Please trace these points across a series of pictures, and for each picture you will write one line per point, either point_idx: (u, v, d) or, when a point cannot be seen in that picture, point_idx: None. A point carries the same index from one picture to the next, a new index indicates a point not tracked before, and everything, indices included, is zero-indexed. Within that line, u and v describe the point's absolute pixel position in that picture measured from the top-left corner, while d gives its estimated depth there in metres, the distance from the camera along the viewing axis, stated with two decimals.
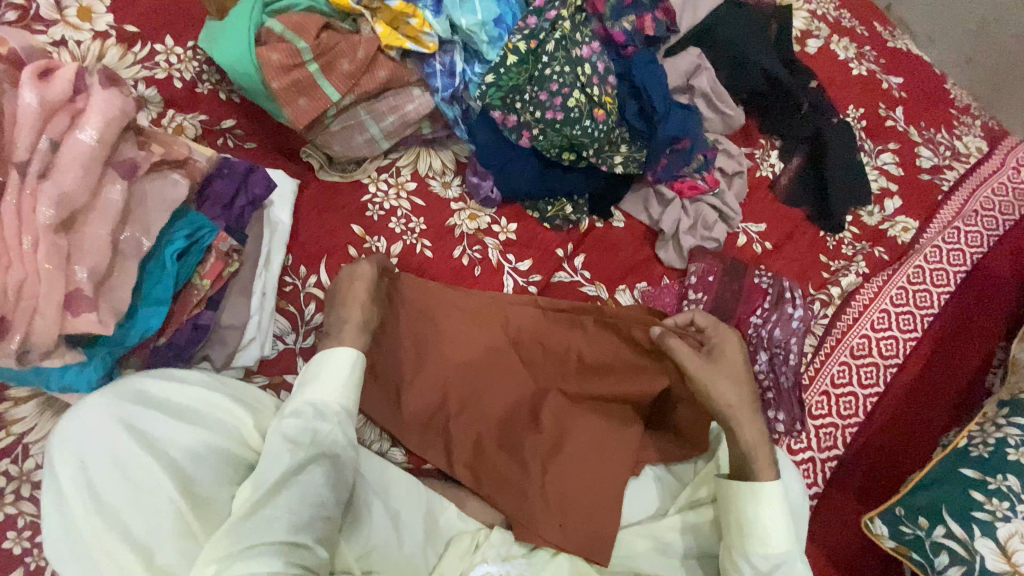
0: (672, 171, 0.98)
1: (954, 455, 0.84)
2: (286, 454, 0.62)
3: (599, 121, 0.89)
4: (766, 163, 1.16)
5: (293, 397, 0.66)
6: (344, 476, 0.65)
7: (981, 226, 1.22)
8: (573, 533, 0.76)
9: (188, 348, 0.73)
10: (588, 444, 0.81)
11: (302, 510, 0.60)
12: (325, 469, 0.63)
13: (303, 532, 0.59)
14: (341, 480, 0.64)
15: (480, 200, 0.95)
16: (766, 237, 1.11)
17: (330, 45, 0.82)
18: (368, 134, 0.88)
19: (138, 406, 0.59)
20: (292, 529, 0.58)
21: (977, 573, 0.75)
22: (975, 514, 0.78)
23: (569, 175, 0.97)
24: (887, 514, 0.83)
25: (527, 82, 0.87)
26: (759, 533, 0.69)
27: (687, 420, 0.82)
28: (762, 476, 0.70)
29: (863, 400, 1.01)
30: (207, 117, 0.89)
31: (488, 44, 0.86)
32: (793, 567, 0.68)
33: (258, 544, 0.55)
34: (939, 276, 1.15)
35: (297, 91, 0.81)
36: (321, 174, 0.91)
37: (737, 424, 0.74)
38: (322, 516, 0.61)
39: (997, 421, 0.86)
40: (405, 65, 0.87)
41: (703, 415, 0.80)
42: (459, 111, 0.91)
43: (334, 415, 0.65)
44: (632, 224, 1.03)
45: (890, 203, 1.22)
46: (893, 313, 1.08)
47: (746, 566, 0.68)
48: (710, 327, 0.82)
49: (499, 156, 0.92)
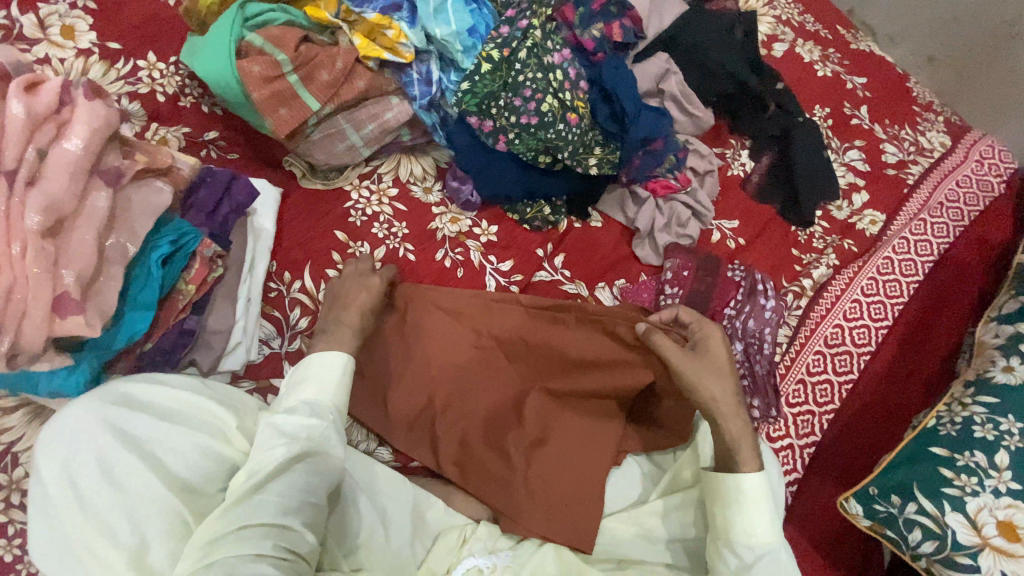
0: (645, 171, 1.02)
1: (924, 435, 0.87)
2: (281, 446, 0.63)
3: (573, 125, 0.92)
4: (736, 162, 1.21)
5: (285, 396, 0.68)
6: (333, 470, 0.66)
7: (946, 217, 1.27)
8: (558, 523, 0.77)
9: (175, 352, 0.74)
10: (573, 437, 0.83)
11: (291, 496, 0.61)
12: (314, 462, 0.65)
13: (292, 515, 0.60)
14: (330, 473, 0.66)
15: (460, 204, 0.98)
16: (739, 233, 1.14)
17: (310, 56, 0.85)
18: (349, 142, 0.91)
19: (124, 409, 0.61)
20: (281, 513, 0.59)
21: (949, 548, 0.78)
22: (944, 490, 0.81)
23: (547, 178, 1.00)
24: (862, 494, 0.85)
25: (501, 89, 0.89)
26: (743, 525, 0.70)
27: (669, 413, 0.84)
28: (745, 468, 0.72)
29: (838, 387, 1.04)
30: (190, 129, 0.92)
31: (463, 53, 0.89)
32: (777, 558, 0.69)
33: (248, 525, 0.57)
34: (908, 266, 1.19)
35: (278, 101, 0.83)
36: (303, 182, 0.93)
37: (721, 418, 0.75)
38: (311, 502, 0.63)
39: (963, 401, 0.89)
40: (383, 74, 0.90)
41: (686, 409, 0.82)
42: (437, 118, 0.94)
43: (327, 413, 0.67)
44: (609, 224, 1.06)
45: (857, 197, 1.26)
46: (864, 303, 1.12)
47: (732, 558, 0.70)
48: (693, 321, 0.84)
49: (477, 161, 0.95)
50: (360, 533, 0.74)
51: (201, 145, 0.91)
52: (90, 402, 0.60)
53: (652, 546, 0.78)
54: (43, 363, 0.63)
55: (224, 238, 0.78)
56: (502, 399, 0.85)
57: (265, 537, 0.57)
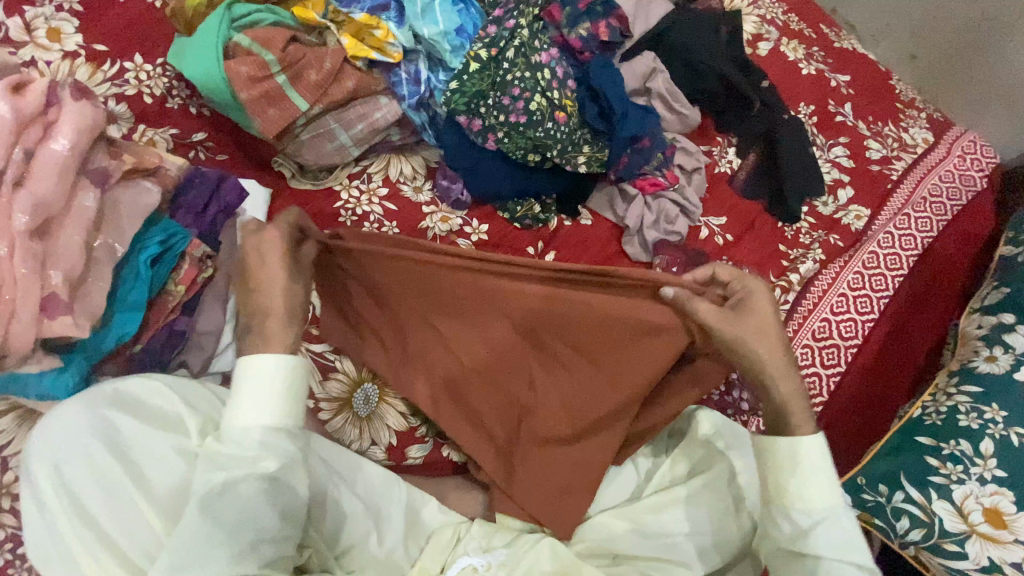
0: (633, 168, 1.03)
1: (910, 425, 0.89)
2: (222, 478, 0.56)
3: (561, 123, 0.93)
4: (723, 159, 1.22)
5: (229, 407, 0.58)
6: (292, 496, 0.60)
7: (930, 212, 1.29)
8: (553, 510, 0.79)
9: (166, 353, 0.74)
10: (589, 411, 0.77)
11: (239, 539, 0.56)
12: (266, 492, 0.58)
13: (245, 558, 0.57)
14: (289, 500, 0.60)
15: (450, 203, 0.98)
16: (727, 230, 1.16)
17: (297, 56, 0.85)
18: (338, 142, 0.91)
19: (112, 411, 0.61)
20: (233, 556, 0.56)
21: (936, 535, 0.79)
22: (931, 478, 0.82)
23: (536, 176, 1.00)
24: (849, 483, 0.87)
25: (490, 88, 0.90)
26: (798, 491, 0.65)
27: (703, 365, 0.77)
28: (802, 430, 0.66)
29: (826, 381, 1.06)
30: (178, 130, 0.91)
31: (451, 53, 0.90)
32: (838, 522, 0.63)
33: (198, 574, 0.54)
34: (893, 260, 1.21)
35: (267, 102, 0.83)
36: (293, 183, 0.93)
37: (770, 379, 0.68)
38: (267, 539, 0.59)
39: (948, 390, 0.91)
40: (372, 74, 0.91)
41: (721, 363, 0.75)
42: (426, 117, 0.94)
43: (271, 434, 0.58)
44: (599, 222, 1.07)
45: (843, 193, 1.28)
46: (850, 297, 1.14)
47: (786, 523, 0.65)
48: (734, 278, 0.71)
49: (466, 160, 0.96)
50: (351, 536, 0.74)
51: (190, 147, 0.91)
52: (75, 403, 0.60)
53: (644, 541, 0.78)
54: (32, 364, 0.63)
55: (214, 238, 0.78)
56: (512, 365, 0.79)
57: (234, 566, 0.56)
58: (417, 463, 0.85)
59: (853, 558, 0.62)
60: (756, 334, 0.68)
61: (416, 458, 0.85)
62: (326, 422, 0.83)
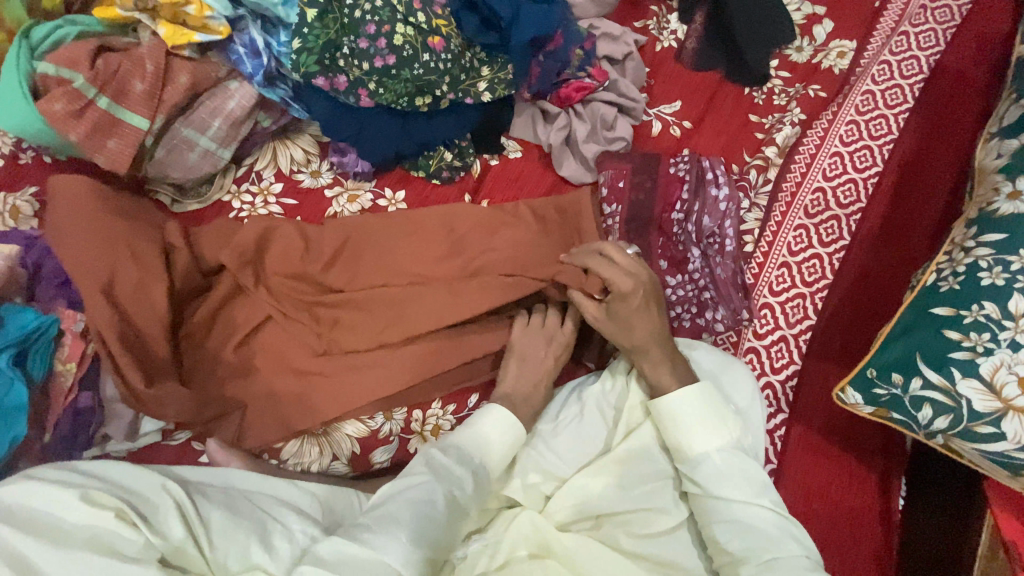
0: (549, 77, 0.90)
1: (923, 295, 0.75)
2: (217, 539, 0.59)
3: (440, 51, 0.78)
4: (665, 33, 1.04)
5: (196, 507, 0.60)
6: (223, 531, 0.59)
7: (932, 21, 1.07)
8: (402, 260, 0.83)
9: (81, 434, 0.70)
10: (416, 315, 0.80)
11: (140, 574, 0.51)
12: (215, 529, 0.59)
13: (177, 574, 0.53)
14: (228, 530, 0.60)
15: (354, 176, 0.87)
16: (683, 116, 0.99)
17: (111, 69, 0.73)
18: (200, 148, 0.79)
19: (224, 527, 0.60)
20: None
21: (965, 419, 0.68)
22: (953, 356, 0.69)
23: (437, 120, 0.87)
24: (859, 379, 0.75)
25: (341, 34, 0.76)
26: (680, 448, 0.69)
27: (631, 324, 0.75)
28: (638, 313, 0.73)
29: (828, 259, 0.94)
30: (38, 188, 0.82)
31: (283, 6, 0.76)
32: (714, 465, 0.66)
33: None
34: (893, 95, 1.02)
35: (102, 133, 0.73)
36: (176, 208, 0.83)
37: (635, 318, 0.74)
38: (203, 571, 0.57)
39: (966, 245, 0.75)
40: (207, 60, 0.79)
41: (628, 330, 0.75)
42: (285, 90, 0.81)
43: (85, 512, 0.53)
44: (528, 150, 0.93)
45: (819, 29, 1.07)
46: (845, 153, 0.98)
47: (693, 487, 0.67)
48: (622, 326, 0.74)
49: (348, 125, 0.83)
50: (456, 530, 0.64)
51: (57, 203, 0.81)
52: (203, 503, 0.61)
53: (627, 494, 0.71)
54: None
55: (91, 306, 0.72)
56: (367, 286, 0.82)
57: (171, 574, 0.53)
58: (385, 465, 0.81)
59: (736, 494, 0.64)
60: (653, 333, 0.73)
61: (382, 461, 0.81)
62: (280, 449, 0.79)
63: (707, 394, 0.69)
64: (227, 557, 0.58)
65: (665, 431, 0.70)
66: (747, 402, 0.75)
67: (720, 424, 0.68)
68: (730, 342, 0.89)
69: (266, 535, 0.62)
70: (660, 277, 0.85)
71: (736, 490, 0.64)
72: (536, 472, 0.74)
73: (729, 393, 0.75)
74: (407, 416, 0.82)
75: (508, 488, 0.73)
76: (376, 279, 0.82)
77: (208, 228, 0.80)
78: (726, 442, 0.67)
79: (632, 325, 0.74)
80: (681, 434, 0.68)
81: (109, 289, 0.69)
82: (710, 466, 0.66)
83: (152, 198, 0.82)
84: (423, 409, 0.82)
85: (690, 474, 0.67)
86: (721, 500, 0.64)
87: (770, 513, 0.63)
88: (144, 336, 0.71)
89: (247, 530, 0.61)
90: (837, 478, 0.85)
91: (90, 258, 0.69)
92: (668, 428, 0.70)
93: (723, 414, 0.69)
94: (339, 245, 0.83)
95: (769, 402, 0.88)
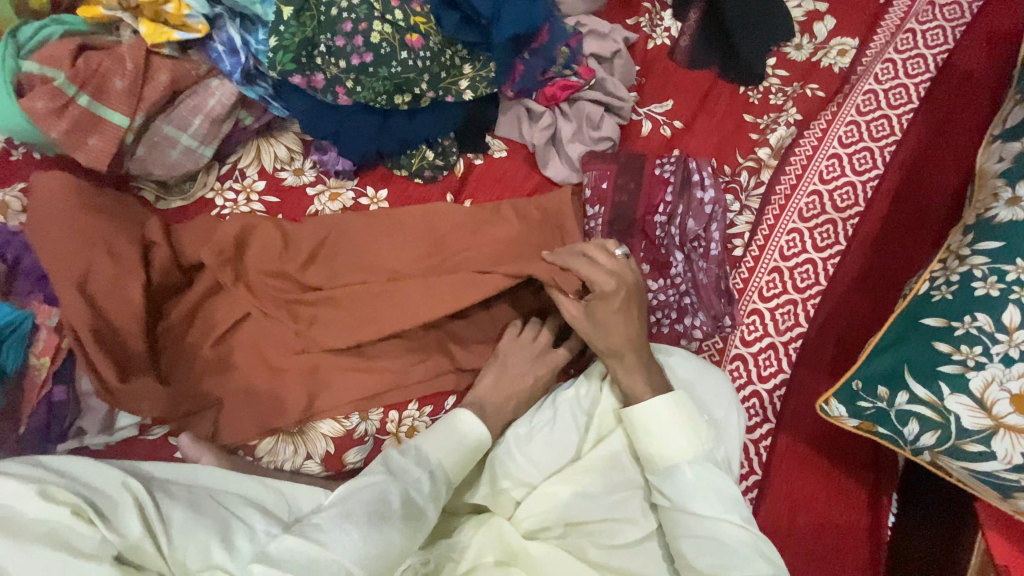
0: (534, 75, 0.88)
1: (915, 305, 0.71)
2: (178, 536, 0.58)
3: (418, 49, 0.77)
4: (658, 30, 1.01)
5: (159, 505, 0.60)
6: (183, 528, 0.59)
7: (941, 18, 1.03)
8: (383, 260, 0.81)
9: (55, 427, 0.71)
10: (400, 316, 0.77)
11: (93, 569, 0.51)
12: (176, 526, 0.59)
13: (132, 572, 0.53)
14: (189, 528, 0.59)
15: (336, 175, 0.87)
16: (674, 116, 0.96)
17: (92, 67, 0.73)
18: (182, 146, 0.79)
19: (187, 526, 0.59)
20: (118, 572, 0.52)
21: (953, 436, 0.65)
22: (943, 370, 0.66)
23: (419, 118, 0.86)
24: (844, 391, 0.73)
25: (318, 31, 0.75)
26: (652, 459, 0.67)
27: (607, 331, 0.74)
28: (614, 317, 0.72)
29: (823, 265, 0.91)
30: (26, 184, 0.83)
31: (261, 4, 0.76)
32: (686, 478, 0.64)
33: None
34: (896, 95, 0.98)
35: (82, 131, 0.74)
36: (160, 205, 0.84)
37: (611, 324, 0.72)
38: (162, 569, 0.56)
39: (961, 253, 0.71)
40: (188, 58, 0.80)
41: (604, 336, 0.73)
42: (264, 88, 0.82)
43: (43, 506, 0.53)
44: (513, 150, 0.92)
45: (821, 25, 1.03)
46: (843, 155, 0.95)
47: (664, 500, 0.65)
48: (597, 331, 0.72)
49: (328, 122, 0.83)
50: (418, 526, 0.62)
51: None
52: (166, 501, 0.61)
53: (597, 506, 0.69)
54: None
55: None
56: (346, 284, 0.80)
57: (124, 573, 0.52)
58: (358, 465, 0.80)
59: (707, 509, 0.62)
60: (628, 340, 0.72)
61: (355, 461, 0.80)
62: (255, 447, 0.79)
63: (682, 404, 0.67)
64: (186, 555, 0.57)
65: (637, 440, 0.68)
66: (723, 412, 0.73)
67: (694, 435, 0.66)
68: (716, 348, 0.86)
69: (227, 534, 0.60)
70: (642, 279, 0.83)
71: (707, 504, 0.62)
72: (503, 479, 0.72)
73: (705, 402, 0.73)
74: (383, 417, 0.80)
75: (475, 496, 0.72)
76: (355, 279, 0.81)
77: (186, 226, 0.80)
78: (699, 454, 0.65)
79: (608, 328, 0.72)
80: (652, 443, 0.67)
81: (84, 285, 0.70)
82: (681, 479, 0.64)
83: (136, 194, 0.83)
84: (399, 410, 0.81)
85: (662, 486, 0.65)
86: (692, 514, 0.63)
87: (741, 530, 0.61)
88: (119, 332, 0.72)
89: (208, 529, 0.60)
90: (826, 492, 0.82)
91: (66, 254, 0.70)
92: (641, 438, 0.68)
93: (697, 425, 0.67)
94: (319, 242, 0.82)
95: (755, 411, 0.85)
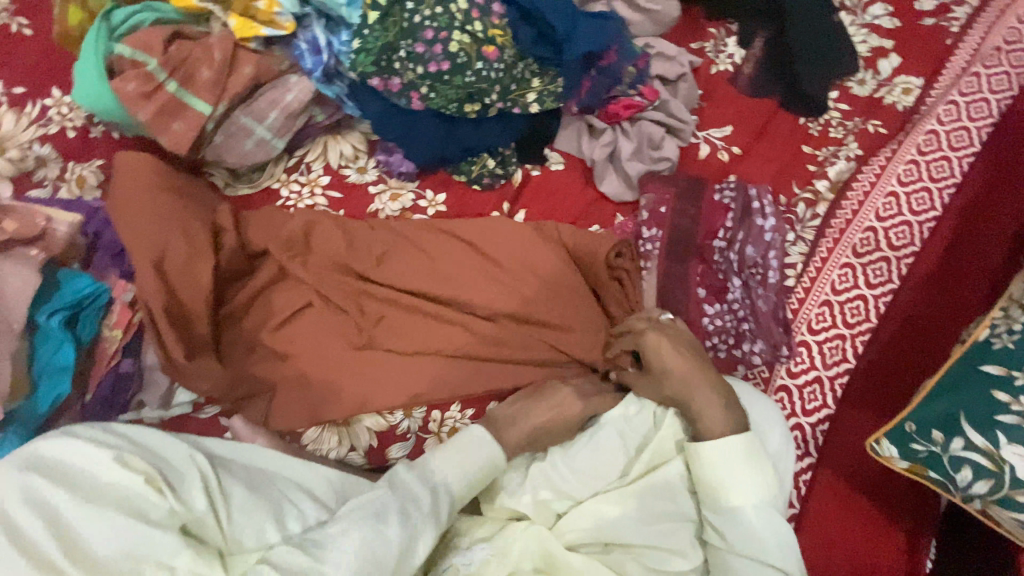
0: (599, 92, 0.89)
1: (974, 351, 0.71)
2: (239, 514, 0.61)
3: (493, 60, 0.80)
4: (722, 56, 1.02)
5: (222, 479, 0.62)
6: (241, 506, 0.61)
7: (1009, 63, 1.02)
8: (441, 263, 0.83)
9: (118, 397, 0.74)
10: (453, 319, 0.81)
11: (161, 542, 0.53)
12: (234, 504, 0.61)
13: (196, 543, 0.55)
14: (248, 506, 0.61)
15: (398, 176, 0.88)
16: (732, 142, 0.97)
17: (183, 56, 0.77)
18: (256, 137, 0.82)
19: (246, 504, 0.62)
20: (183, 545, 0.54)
21: (1007, 486, 0.64)
22: (1000, 419, 0.65)
23: (484, 126, 0.88)
24: (897, 432, 0.72)
25: (399, 37, 0.79)
26: (712, 496, 0.68)
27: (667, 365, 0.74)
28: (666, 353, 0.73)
29: (874, 302, 0.90)
30: (104, 161, 0.86)
31: (347, 7, 0.79)
32: (747, 525, 0.65)
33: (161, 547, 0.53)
34: (959, 137, 0.97)
35: (167, 116, 0.77)
36: (228, 191, 0.86)
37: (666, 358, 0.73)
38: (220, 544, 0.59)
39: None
40: (270, 54, 0.82)
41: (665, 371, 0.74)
42: (340, 88, 0.84)
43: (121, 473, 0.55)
44: (571, 163, 0.93)
45: (885, 62, 1.03)
46: (902, 194, 0.94)
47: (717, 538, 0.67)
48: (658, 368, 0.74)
49: (396, 125, 0.85)
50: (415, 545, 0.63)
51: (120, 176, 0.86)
52: (228, 475, 0.63)
53: (640, 529, 0.69)
54: None
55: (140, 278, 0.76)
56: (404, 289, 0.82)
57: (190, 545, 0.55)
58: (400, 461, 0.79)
59: (763, 557, 0.64)
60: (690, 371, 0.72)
61: (398, 457, 0.79)
62: (300, 434, 0.78)
63: (754, 451, 0.67)
64: (242, 535, 0.60)
65: (700, 474, 0.69)
66: (782, 448, 0.73)
67: (761, 482, 0.67)
68: (761, 377, 0.86)
69: (280, 514, 0.63)
70: (698, 303, 0.83)
71: (763, 552, 0.64)
72: (542, 490, 0.73)
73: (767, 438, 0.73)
74: (426, 416, 0.80)
75: (517, 504, 0.73)
76: (412, 280, 0.82)
77: (256, 216, 0.83)
78: (763, 500, 0.66)
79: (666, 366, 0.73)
80: (716, 483, 0.67)
81: (159, 264, 0.72)
82: (742, 525, 0.65)
83: (207, 179, 0.85)
84: (442, 410, 0.80)
85: (718, 524, 0.67)
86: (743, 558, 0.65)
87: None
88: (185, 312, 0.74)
89: (264, 510, 0.62)
90: (868, 533, 0.80)
91: (143, 233, 0.73)
92: (705, 474, 0.68)
93: (764, 472, 0.67)
94: (380, 242, 0.83)
95: (798, 444, 0.85)
